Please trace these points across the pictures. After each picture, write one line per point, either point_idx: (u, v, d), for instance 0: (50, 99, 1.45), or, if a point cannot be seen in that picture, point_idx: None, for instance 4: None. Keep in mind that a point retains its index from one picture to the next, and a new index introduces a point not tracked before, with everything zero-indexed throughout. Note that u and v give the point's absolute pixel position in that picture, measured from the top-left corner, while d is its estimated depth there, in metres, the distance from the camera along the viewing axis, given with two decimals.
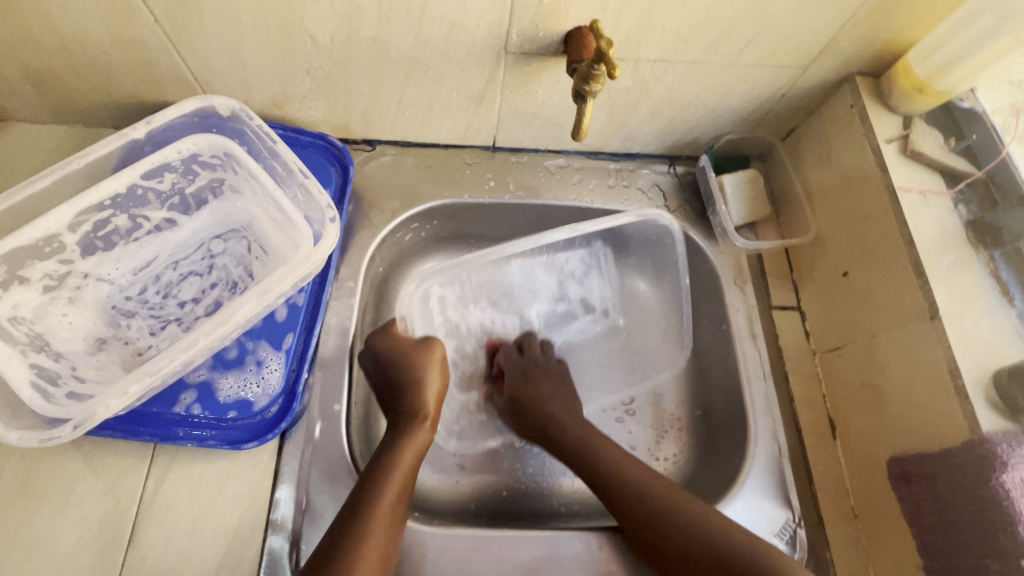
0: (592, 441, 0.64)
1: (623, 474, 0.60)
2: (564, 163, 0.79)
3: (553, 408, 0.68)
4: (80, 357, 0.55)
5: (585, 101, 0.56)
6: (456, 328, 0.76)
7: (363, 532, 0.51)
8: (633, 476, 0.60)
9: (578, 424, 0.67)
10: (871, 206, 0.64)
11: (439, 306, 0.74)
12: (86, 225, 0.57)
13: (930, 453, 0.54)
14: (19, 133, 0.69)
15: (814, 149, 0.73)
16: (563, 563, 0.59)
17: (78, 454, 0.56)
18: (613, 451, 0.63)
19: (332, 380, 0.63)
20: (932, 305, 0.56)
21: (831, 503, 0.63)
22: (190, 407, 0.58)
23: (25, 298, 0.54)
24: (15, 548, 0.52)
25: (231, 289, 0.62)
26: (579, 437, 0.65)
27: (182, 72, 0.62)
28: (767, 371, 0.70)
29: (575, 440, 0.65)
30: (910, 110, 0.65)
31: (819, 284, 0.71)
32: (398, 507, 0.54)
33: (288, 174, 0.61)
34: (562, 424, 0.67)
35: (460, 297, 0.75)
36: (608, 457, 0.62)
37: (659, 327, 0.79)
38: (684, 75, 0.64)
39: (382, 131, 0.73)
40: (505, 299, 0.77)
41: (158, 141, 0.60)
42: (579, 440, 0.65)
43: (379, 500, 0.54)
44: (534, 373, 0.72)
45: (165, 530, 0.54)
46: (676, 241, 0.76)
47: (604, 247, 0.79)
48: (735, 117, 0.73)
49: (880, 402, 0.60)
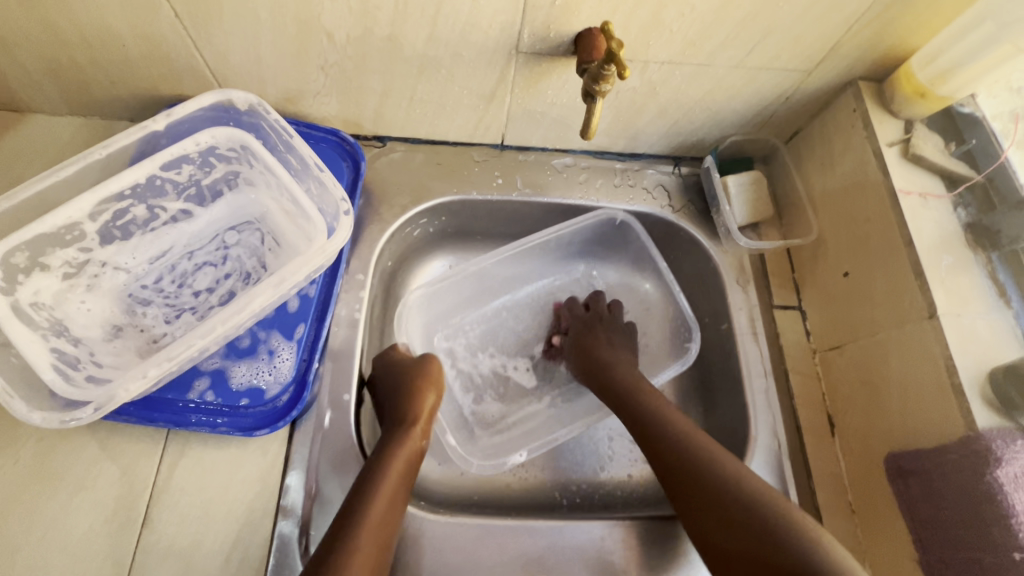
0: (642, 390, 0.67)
1: (670, 424, 0.62)
2: (571, 162, 0.81)
3: (606, 354, 0.73)
4: (97, 343, 0.56)
5: (595, 100, 0.58)
6: (471, 378, 0.78)
7: (352, 543, 0.50)
8: (665, 446, 0.60)
9: (626, 371, 0.70)
10: (873, 207, 0.65)
11: (450, 358, 0.79)
12: (106, 215, 0.58)
13: (927, 449, 0.56)
14: (37, 124, 0.70)
15: (817, 152, 0.74)
16: (566, 552, 0.61)
17: (92, 439, 0.57)
18: (663, 401, 0.65)
19: (341, 371, 0.64)
20: (931, 304, 0.57)
21: (829, 499, 0.64)
22: (203, 394, 0.59)
23: (45, 285, 0.56)
24: (33, 528, 0.53)
25: (244, 279, 0.63)
26: (628, 380, 0.69)
27: (200, 67, 0.63)
28: (768, 369, 0.71)
29: (622, 381, 0.69)
30: (912, 114, 0.67)
31: (820, 284, 0.72)
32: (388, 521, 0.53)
33: (303, 168, 0.62)
34: (613, 370, 0.71)
35: (467, 347, 0.80)
36: (659, 402, 0.65)
37: (663, 326, 0.81)
38: (691, 76, 0.66)
39: (393, 127, 0.75)
40: (510, 342, 0.81)
41: (176, 134, 0.61)
42: (627, 382, 0.68)
43: (372, 508, 0.52)
44: (597, 326, 0.77)
45: (178, 514, 0.56)
46: (644, 241, 0.79)
47: (596, 244, 0.84)
48: (740, 119, 0.74)
49: (879, 400, 0.62)
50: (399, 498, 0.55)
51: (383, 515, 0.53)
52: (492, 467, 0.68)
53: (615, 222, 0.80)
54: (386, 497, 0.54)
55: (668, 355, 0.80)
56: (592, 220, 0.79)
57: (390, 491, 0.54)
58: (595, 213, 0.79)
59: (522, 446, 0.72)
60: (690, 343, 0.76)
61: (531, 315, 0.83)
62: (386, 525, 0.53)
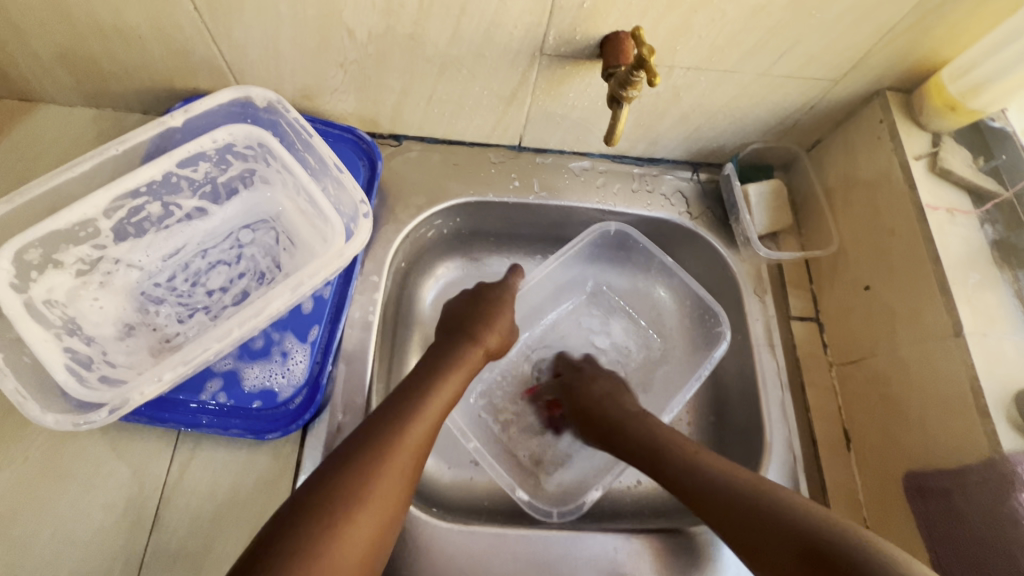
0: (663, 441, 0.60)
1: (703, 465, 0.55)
2: (588, 165, 0.79)
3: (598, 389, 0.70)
4: (110, 342, 0.55)
5: (621, 106, 0.57)
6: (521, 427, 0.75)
7: (352, 504, 0.43)
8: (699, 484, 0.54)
9: (638, 424, 0.63)
10: (898, 222, 0.64)
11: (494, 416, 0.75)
12: (120, 211, 0.57)
13: (950, 469, 0.55)
14: (49, 115, 0.69)
15: (840, 163, 0.73)
16: (580, 563, 0.60)
17: (103, 438, 0.57)
18: (693, 448, 0.58)
19: (354, 374, 0.63)
20: (956, 323, 0.57)
21: (844, 514, 0.63)
22: (215, 395, 0.58)
23: (59, 282, 0.55)
24: (41, 528, 0.53)
25: (259, 279, 0.62)
26: (641, 436, 0.62)
27: (217, 61, 0.62)
28: (784, 381, 0.70)
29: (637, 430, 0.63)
30: (940, 127, 0.66)
31: (839, 297, 0.71)
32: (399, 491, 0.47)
33: (321, 168, 0.61)
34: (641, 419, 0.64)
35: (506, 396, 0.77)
36: (686, 448, 0.58)
37: (679, 334, 0.80)
38: (716, 83, 0.65)
39: (409, 127, 0.74)
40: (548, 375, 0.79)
41: (193, 130, 0.60)
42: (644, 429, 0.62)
43: (385, 479, 0.46)
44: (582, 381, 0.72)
45: (189, 516, 0.55)
46: (656, 256, 0.79)
47: (603, 258, 0.82)
48: (762, 126, 0.73)
49: (900, 417, 0.61)
50: (411, 481, 0.49)
51: (396, 496, 0.47)
52: (574, 512, 0.65)
53: (609, 233, 0.79)
54: (402, 475, 0.48)
55: (682, 366, 0.78)
56: (588, 238, 0.77)
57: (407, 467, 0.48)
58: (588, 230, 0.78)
59: (591, 481, 0.70)
60: (719, 328, 0.74)
61: (545, 343, 0.80)
62: (393, 506, 0.46)
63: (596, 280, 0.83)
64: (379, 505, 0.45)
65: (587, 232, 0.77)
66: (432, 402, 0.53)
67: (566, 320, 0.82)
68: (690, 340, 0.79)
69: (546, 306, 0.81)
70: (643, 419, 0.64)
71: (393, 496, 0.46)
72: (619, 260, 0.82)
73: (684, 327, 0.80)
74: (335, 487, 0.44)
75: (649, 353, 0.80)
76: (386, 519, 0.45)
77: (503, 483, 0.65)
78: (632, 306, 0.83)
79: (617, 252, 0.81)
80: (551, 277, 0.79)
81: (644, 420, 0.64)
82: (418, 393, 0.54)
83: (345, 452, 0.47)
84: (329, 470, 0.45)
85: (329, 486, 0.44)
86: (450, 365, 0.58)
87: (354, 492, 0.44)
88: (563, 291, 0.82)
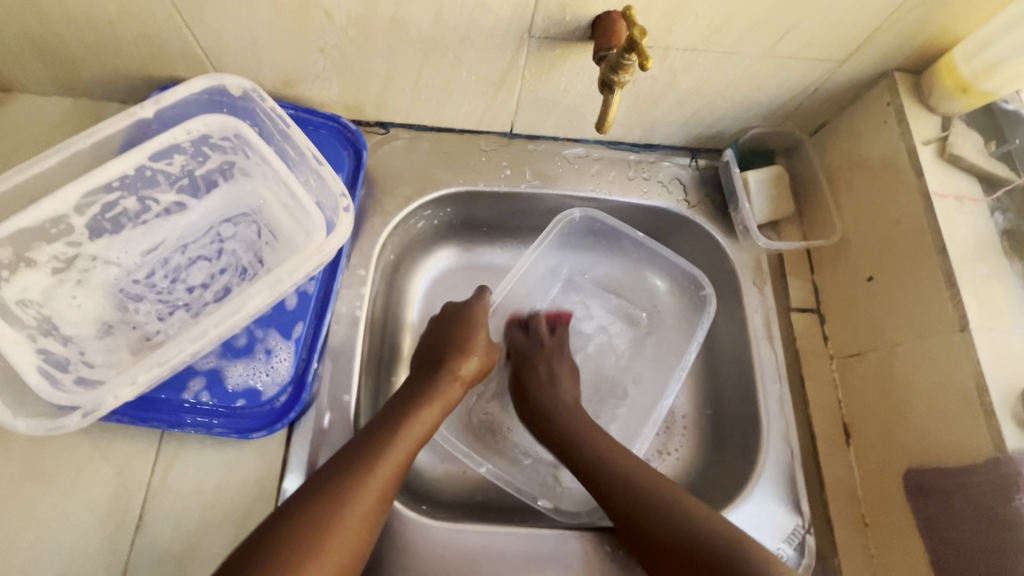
0: (585, 432, 0.64)
1: (666, 499, 0.55)
2: (582, 152, 0.77)
3: (546, 393, 0.68)
4: (88, 341, 0.54)
5: (613, 92, 0.54)
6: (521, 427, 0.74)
7: (315, 540, 0.45)
8: (642, 504, 0.56)
9: (566, 413, 0.66)
10: (903, 211, 0.62)
11: (491, 418, 0.74)
12: (93, 208, 0.56)
13: (952, 468, 0.54)
14: (22, 105, 0.67)
15: (844, 146, 0.70)
16: (570, 563, 0.59)
17: (86, 438, 0.56)
18: (646, 472, 0.59)
19: (341, 371, 0.62)
20: (962, 316, 0.55)
21: (841, 510, 0.62)
22: (198, 394, 0.57)
23: (34, 281, 0.53)
24: (25, 529, 0.52)
25: (240, 275, 0.61)
26: (563, 427, 0.65)
27: (192, 47, 0.59)
28: (783, 375, 0.68)
29: (560, 430, 0.65)
30: (950, 110, 0.62)
31: (841, 288, 0.69)
32: (365, 526, 0.49)
33: (300, 158, 0.59)
34: (549, 416, 0.66)
35: (498, 398, 0.75)
36: (650, 479, 0.58)
37: (677, 324, 0.78)
38: (714, 65, 0.62)
39: (396, 114, 0.71)
40: None
41: (168, 120, 0.58)
42: (564, 431, 0.65)
43: (347, 519, 0.48)
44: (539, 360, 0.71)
45: (173, 516, 0.54)
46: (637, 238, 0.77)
47: (585, 247, 0.80)
48: (763, 111, 0.70)
49: (900, 412, 0.59)
50: (378, 519, 0.50)
51: (360, 536, 0.48)
52: (603, 508, 0.65)
53: (575, 221, 0.76)
54: (367, 515, 0.49)
55: (676, 358, 0.76)
56: (557, 227, 0.76)
57: (372, 508, 0.50)
58: (555, 220, 0.76)
59: None
60: (704, 292, 0.74)
61: None
62: (356, 547, 0.48)
63: (573, 268, 0.81)
64: (341, 548, 0.47)
65: (556, 221, 0.75)
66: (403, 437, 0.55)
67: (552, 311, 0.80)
68: (687, 330, 0.77)
69: (533, 297, 0.79)
70: (582, 432, 0.64)
71: (355, 537, 0.48)
72: (597, 247, 0.80)
73: (682, 319, 0.78)
74: (296, 531, 0.46)
75: (638, 333, 0.79)
76: (347, 561, 0.47)
77: (524, 496, 0.66)
78: (619, 290, 0.81)
79: (600, 241, 0.79)
80: (531, 268, 0.77)
81: (592, 432, 0.64)
82: (392, 426, 0.55)
83: (313, 492, 0.49)
84: (293, 509, 0.47)
85: (292, 529, 0.46)
86: (426, 396, 0.60)
87: (314, 532, 0.46)
88: (547, 282, 0.80)
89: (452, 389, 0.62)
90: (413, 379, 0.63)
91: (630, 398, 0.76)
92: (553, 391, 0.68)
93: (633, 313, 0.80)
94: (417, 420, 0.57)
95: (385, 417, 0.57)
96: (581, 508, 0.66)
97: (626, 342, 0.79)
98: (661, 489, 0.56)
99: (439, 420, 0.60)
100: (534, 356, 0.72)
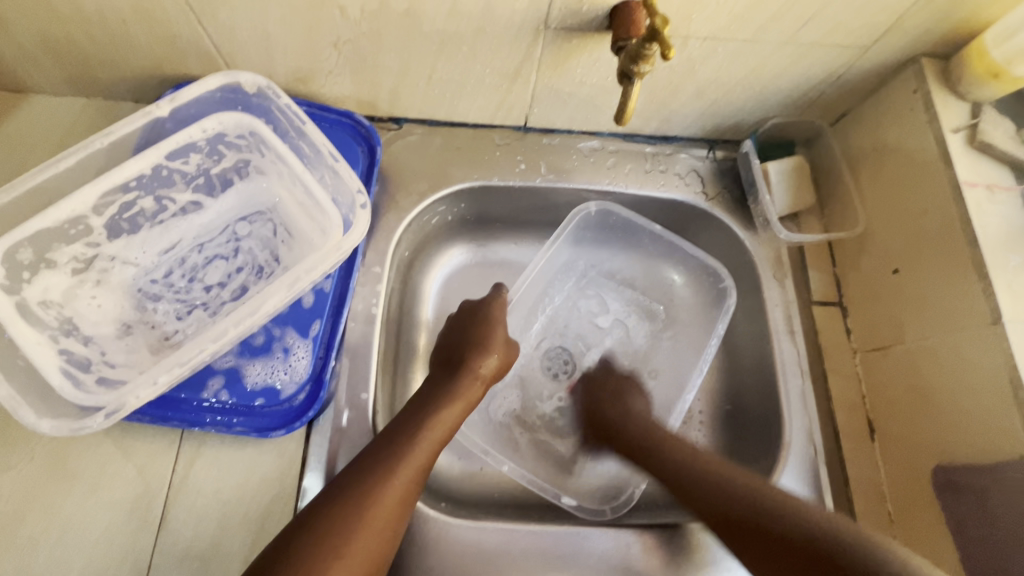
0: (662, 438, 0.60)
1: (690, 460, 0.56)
2: (598, 145, 0.75)
3: (612, 412, 0.67)
4: (109, 341, 0.54)
5: (633, 82, 0.53)
6: (537, 423, 0.74)
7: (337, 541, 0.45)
8: (693, 483, 0.55)
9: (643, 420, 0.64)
10: (931, 201, 0.60)
11: (508, 416, 0.74)
12: (111, 208, 0.56)
13: (983, 465, 0.53)
14: (37, 105, 0.67)
15: (868, 136, 0.68)
16: (592, 562, 0.59)
17: (107, 437, 0.56)
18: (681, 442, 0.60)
19: (359, 369, 0.62)
20: (994, 309, 0.53)
21: (866, 507, 0.61)
22: (218, 393, 0.57)
23: (55, 282, 0.54)
24: (50, 528, 0.53)
25: (257, 274, 0.61)
26: (643, 430, 0.62)
27: (205, 45, 0.59)
28: (805, 369, 0.67)
29: (641, 432, 0.62)
30: (980, 96, 0.61)
31: (864, 280, 0.68)
32: (387, 528, 0.48)
33: (315, 156, 0.59)
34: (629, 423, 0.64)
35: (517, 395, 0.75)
36: (676, 446, 0.59)
37: (695, 318, 0.78)
38: (734, 54, 0.60)
39: (410, 109, 0.70)
40: (559, 364, 0.77)
41: (183, 119, 0.58)
42: (645, 432, 0.62)
43: (369, 521, 0.47)
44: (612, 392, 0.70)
45: (194, 514, 0.54)
46: (654, 231, 0.76)
47: (598, 240, 0.79)
48: (785, 100, 0.69)
49: (928, 407, 0.58)
50: (401, 519, 0.50)
51: (382, 538, 0.48)
52: (626, 505, 0.65)
53: (591, 214, 0.76)
54: (388, 517, 0.49)
55: (694, 352, 0.76)
56: (574, 221, 0.75)
57: (395, 509, 0.49)
58: (571, 213, 0.75)
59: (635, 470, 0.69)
60: (723, 285, 0.73)
61: (552, 331, 0.79)
62: (379, 547, 0.48)
63: (589, 262, 0.80)
64: (364, 548, 0.46)
65: (572, 215, 0.74)
66: (424, 439, 0.54)
67: (568, 308, 0.80)
68: (706, 323, 0.76)
69: (548, 292, 0.79)
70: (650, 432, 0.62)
71: (377, 538, 0.48)
72: (613, 240, 0.79)
73: (701, 313, 0.77)
74: (320, 532, 0.45)
75: (655, 326, 0.79)
76: (371, 561, 0.47)
77: (547, 494, 0.64)
78: (635, 283, 0.80)
79: (613, 235, 0.78)
80: (546, 264, 0.77)
81: (632, 417, 0.65)
82: (413, 427, 0.55)
83: (335, 492, 0.49)
84: (315, 510, 0.47)
85: (315, 530, 0.45)
86: (446, 397, 0.59)
87: (337, 534, 0.45)
88: (561, 278, 0.79)
89: (473, 389, 0.61)
90: (433, 380, 0.62)
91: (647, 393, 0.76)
92: (624, 404, 0.68)
93: (650, 305, 0.79)
94: (438, 421, 0.57)
95: (406, 418, 0.56)
96: (604, 504, 0.66)
97: (643, 335, 0.79)
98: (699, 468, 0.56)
99: (460, 422, 0.59)
100: (603, 380, 0.72)
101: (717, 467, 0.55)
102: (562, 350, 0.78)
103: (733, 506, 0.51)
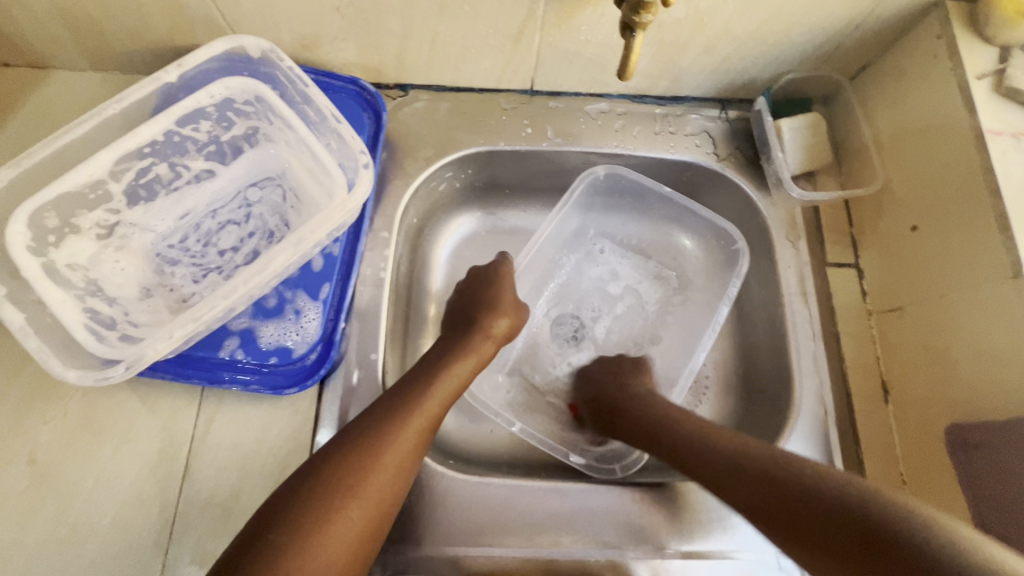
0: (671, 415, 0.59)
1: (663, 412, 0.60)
2: (607, 107, 0.74)
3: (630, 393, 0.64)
4: (131, 303, 0.57)
5: (635, 34, 0.51)
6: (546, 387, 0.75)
7: (352, 485, 0.47)
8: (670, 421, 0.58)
9: (660, 399, 0.62)
10: (954, 151, 0.58)
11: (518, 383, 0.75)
12: (128, 173, 0.58)
13: (999, 422, 0.51)
14: (61, 80, 0.69)
15: (889, 90, 0.66)
16: (592, 517, 0.60)
17: (134, 394, 0.59)
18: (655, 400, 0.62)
19: (368, 331, 0.63)
20: (1016, 261, 0.51)
21: (877, 469, 0.60)
22: (234, 352, 0.59)
23: (81, 247, 0.56)
24: (85, 476, 0.56)
25: (268, 238, 0.62)
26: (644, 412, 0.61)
27: (212, 14, 0.59)
28: (817, 332, 0.65)
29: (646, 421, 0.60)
30: (1009, 39, 0.57)
31: (882, 240, 0.66)
32: (401, 472, 0.50)
33: (320, 121, 0.60)
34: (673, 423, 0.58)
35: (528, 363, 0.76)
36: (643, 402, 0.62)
37: (706, 282, 0.77)
38: (745, 4, 0.58)
39: (415, 75, 0.70)
40: (569, 326, 0.78)
41: (192, 87, 0.60)
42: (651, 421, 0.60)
43: (384, 466, 0.49)
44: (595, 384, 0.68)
45: (215, 466, 0.57)
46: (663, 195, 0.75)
47: (605, 206, 0.79)
48: (800, 54, 0.66)
49: (945, 365, 0.57)
50: (413, 467, 0.52)
51: (394, 482, 0.49)
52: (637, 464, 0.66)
53: (599, 178, 0.75)
54: (401, 463, 0.50)
55: (705, 315, 0.75)
56: (580, 186, 0.74)
57: (408, 456, 0.51)
58: (578, 178, 0.75)
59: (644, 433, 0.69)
60: (736, 246, 0.72)
61: (562, 297, 0.79)
62: (393, 490, 0.49)
63: (598, 227, 0.80)
64: (379, 491, 0.48)
65: (579, 180, 0.74)
66: (434, 393, 0.55)
67: (577, 275, 0.79)
68: (716, 286, 0.75)
69: (558, 259, 0.79)
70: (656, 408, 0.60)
71: (392, 481, 0.49)
72: (623, 205, 0.79)
73: (713, 277, 0.76)
74: (334, 473, 0.47)
75: (667, 290, 0.78)
76: (383, 504, 0.48)
77: (557, 453, 0.65)
78: (645, 249, 0.80)
79: (620, 200, 0.78)
80: (554, 232, 0.76)
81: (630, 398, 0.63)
82: (423, 381, 0.56)
83: (348, 438, 0.50)
84: (330, 453, 0.49)
85: (330, 473, 0.47)
86: (458, 353, 0.60)
87: (351, 477, 0.47)
88: (568, 246, 0.79)
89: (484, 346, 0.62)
90: (446, 340, 0.63)
91: (654, 361, 0.76)
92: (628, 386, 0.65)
93: (661, 270, 0.79)
94: (450, 373, 0.58)
95: (418, 372, 0.57)
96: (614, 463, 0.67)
97: (654, 301, 0.78)
98: (780, 458, 0.48)
99: (472, 376, 0.60)
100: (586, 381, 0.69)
101: (777, 449, 0.50)
102: (573, 317, 0.78)
103: (808, 506, 0.44)
